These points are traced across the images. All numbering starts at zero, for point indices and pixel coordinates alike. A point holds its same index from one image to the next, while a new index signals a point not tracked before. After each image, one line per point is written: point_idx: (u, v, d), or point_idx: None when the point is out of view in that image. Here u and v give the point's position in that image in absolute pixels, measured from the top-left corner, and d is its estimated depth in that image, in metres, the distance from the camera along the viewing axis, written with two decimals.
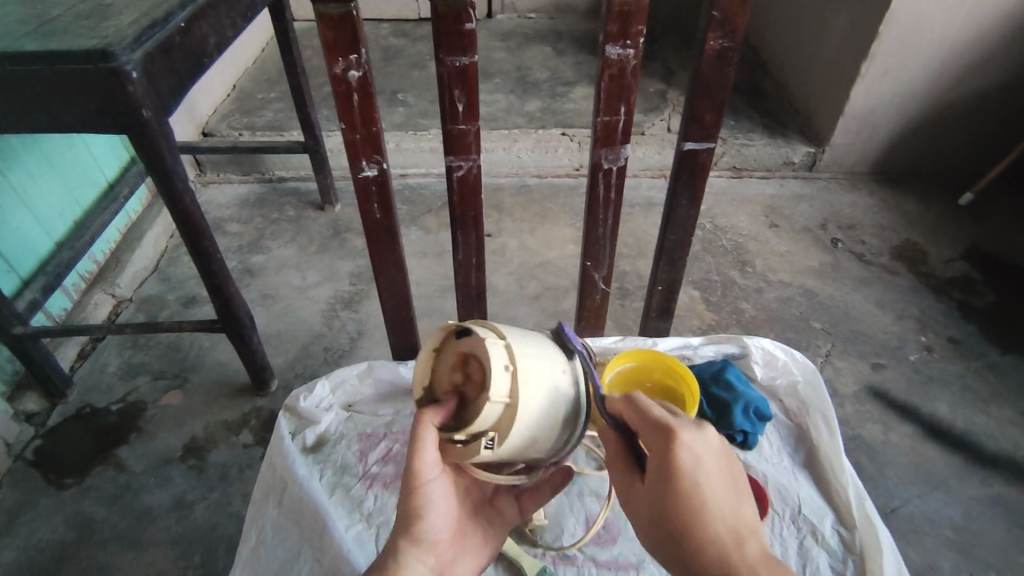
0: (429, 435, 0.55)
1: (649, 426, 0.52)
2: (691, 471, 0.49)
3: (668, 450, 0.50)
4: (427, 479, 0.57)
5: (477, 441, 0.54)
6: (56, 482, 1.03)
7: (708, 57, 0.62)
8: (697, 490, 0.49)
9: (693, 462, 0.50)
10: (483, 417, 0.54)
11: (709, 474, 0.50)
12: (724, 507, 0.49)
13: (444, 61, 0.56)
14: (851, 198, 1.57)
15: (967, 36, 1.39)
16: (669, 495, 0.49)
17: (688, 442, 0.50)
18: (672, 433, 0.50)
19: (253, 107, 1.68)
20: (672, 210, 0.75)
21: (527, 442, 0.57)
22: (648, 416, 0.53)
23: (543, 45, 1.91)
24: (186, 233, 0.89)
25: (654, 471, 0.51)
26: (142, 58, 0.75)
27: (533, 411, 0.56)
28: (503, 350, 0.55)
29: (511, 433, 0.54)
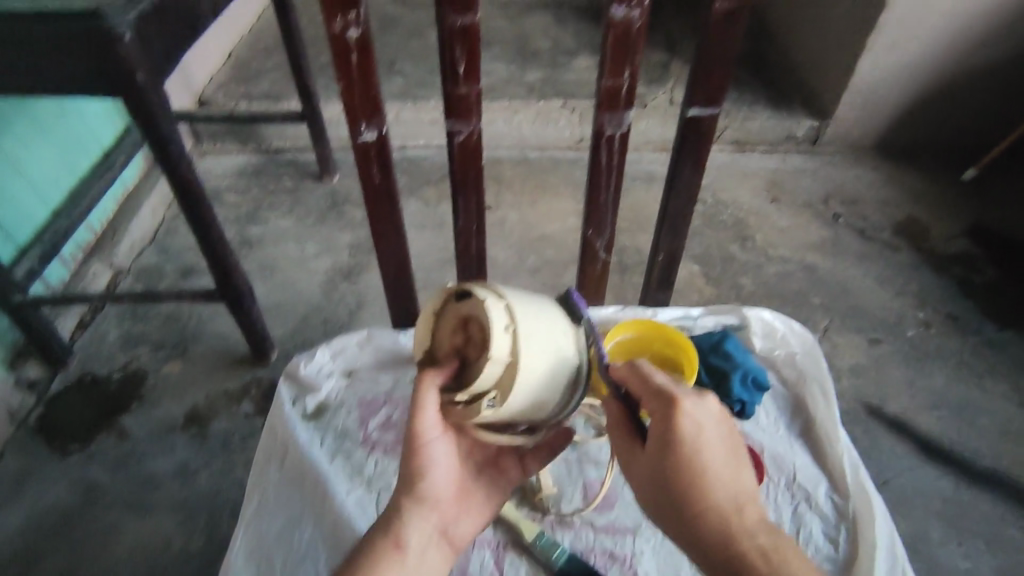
0: (430, 396, 0.57)
1: (652, 393, 0.54)
2: (696, 440, 0.51)
3: (672, 418, 0.52)
4: (427, 439, 0.59)
5: (480, 401, 0.55)
6: (60, 449, 1.04)
7: (715, 20, 0.60)
8: (701, 459, 0.51)
9: (696, 430, 0.52)
10: (485, 378, 0.54)
11: (709, 441, 0.52)
12: (724, 472, 0.52)
13: (446, 20, 0.55)
14: (853, 173, 1.56)
15: (976, 8, 1.37)
16: (673, 463, 0.51)
17: (692, 409, 0.52)
18: (676, 401, 0.52)
19: (250, 76, 1.65)
20: (676, 178, 0.74)
21: (532, 403, 0.58)
22: (654, 383, 0.54)
23: (545, 13, 1.88)
24: (184, 200, 0.88)
25: (659, 439, 0.53)
26: (136, 20, 0.73)
27: (537, 372, 0.56)
28: (504, 311, 0.55)
29: (512, 393, 0.55)
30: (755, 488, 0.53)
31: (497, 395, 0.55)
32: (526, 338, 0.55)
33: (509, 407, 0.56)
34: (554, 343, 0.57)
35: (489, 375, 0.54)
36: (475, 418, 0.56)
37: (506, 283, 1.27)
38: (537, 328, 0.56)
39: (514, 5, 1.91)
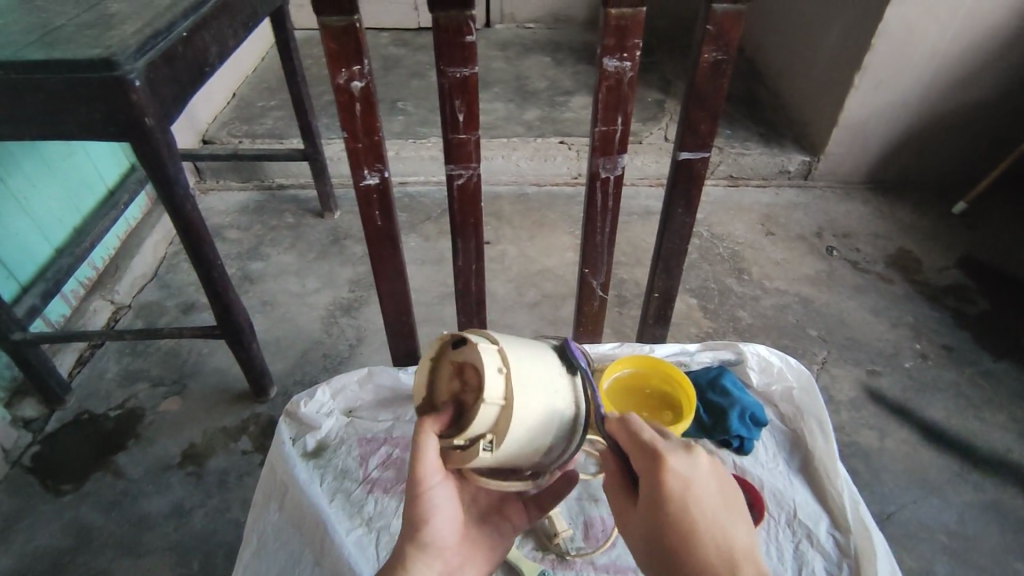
0: (430, 443, 0.55)
1: (640, 448, 0.53)
2: (682, 492, 0.50)
3: (657, 474, 0.51)
4: (430, 486, 0.57)
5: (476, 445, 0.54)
6: (54, 489, 1.03)
7: (703, 69, 0.63)
8: (688, 511, 0.50)
9: (683, 483, 0.51)
10: (481, 421, 0.53)
11: (699, 496, 0.51)
12: (713, 523, 0.50)
13: (446, 71, 0.57)
14: (845, 207, 1.59)
15: (957, 48, 1.42)
16: (660, 515, 0.50)
17: (674, 462, 0.51)
18: (661, 456, 0.51)
19: (254, 115, 1.69)
20: (669, 219, 0.76)
21: (528, 445, 0.57)
22: (637, 439, 0.54)
23: (542, 55, 1.93)
24: (187, 240, 0.89)
25: (647, 491, 0.52)
26: (145, 67, 0.76)
27: (531, 412, 0.55)
28: (497, 354, 0.55)
29: (509, 435, 0.54)
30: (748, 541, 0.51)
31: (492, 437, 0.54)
32: (518, 379, 0.55)
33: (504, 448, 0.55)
34: (547, 384, 0.57)
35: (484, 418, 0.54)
36: (472, 462, 0.55)
37: (505, 318, 1.27)
38: (530, 370, 0.56)
39: (511, 47, 1.97)
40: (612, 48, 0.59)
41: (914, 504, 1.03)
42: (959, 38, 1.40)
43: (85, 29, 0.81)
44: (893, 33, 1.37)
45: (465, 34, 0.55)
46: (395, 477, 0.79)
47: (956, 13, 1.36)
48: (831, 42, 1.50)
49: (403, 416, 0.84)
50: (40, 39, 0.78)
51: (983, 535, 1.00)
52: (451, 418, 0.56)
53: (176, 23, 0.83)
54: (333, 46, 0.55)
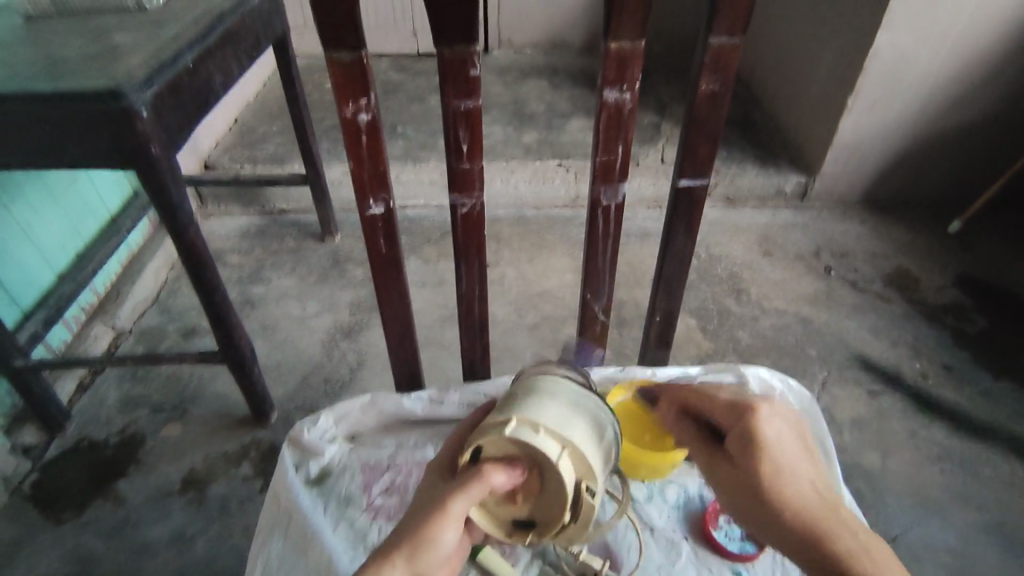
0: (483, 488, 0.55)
1: (725, 405, 0.63)
2: (777, 446, 0.58)
3: (753, 425, 0.60)
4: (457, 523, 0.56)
5: (584, 503, 0.59)
6: (53, 517, 1.02)
7: (700, 99, 0.64)
8: (766, 455, 0.58)
9: (776, 438, 0.59)
10: (569, 489, 0.57)
11: (777, 441, 0.59)
12: (783, 460, 0.58)
13: (450, 103, 0.59)
14: (842, 226, 1.60)
15: (948, 71, 1.44)
16: (757, 468, 0.58)
17: (772, 421, 0.60)
18: (756, 410, 0.60)
19: (256, 141, 1.71)
20: (669, 245, 0.77)
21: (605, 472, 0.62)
22: (725, 404, 0.63)
23: (539, 79, 1.97)
24: (190, 266, 0.90)
25: (739, 447, 0.60)
26: (151, 98, 0.77)
27: (593, 443, 0.59)
28: (529, 426, 0.57)
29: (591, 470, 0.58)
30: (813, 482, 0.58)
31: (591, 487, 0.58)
32: (563, 427, 0.58)
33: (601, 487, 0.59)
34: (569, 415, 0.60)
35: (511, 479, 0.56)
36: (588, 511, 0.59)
37: (506, 340, 1.28)
38: (554, 412, 0.59)
39: (509, 71, 2.01)
40: (612, 80, 0.60)
41: (919, 525, 1.03)
42: (948, 62, 1.43)
43: (93, 61, 0.82)
44: (884, 57, 1.40)
45: (470, 67, 0.56)
46: (400, 503, 0.78)
47: (945, 39, 1.39)
48: (824, 66, 1.53)
49: (407, 442, 0.84)
50: (49, 72, 0.79)
51: (989, 557, 0.99)
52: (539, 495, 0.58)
53: (182, 54, 0.85)
54: (340, 80, 0.56)
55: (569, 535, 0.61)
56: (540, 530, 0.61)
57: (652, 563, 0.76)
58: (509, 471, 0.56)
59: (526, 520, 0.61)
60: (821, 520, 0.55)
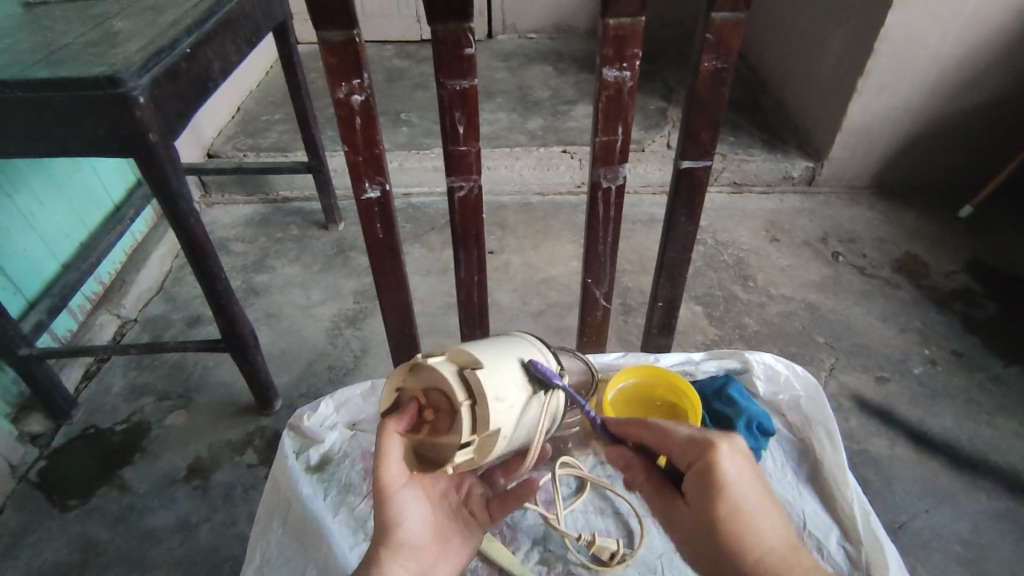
0: (391, 441, 0.57)
1: (681, 445, 0.56)
2: (737, 491, 0.52)
3: (709, 467, 0.53)
4: (394, 487, 0.59)
5: (470, 375, 0.55)
6: (60, 504, 1.03)
7: (702, 77, 0.62)
8: (726, 503, 0.52)
9: (735, 481, 0.53)
10: (449, 376, 0.55)
11: (742, 483, 0.53)
12: (753, 508, 0.52)
13: (445, 84, 0.57)
14: (851, 212, 1.58)
15: (960, 53, 1.41)
16: (714, 516, 0.53)
17: (731, 461, 0.53)
18: (710, 449, 0.54)
19: (259, 129, 1.70)
20: (671, 227, 0.75)
21: (507, 364, 0.58)
22: (678, 443, 0.56)
23: (543, 64, 1.94)
24: (191, 253, 0.89)
25: (696, 490, 0.54)
26: (149, 83, 0.77)
27: (480, 348, 0.59)
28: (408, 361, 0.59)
29: (469, 356, 0.56)
30: (787, 526, 0.53)
31: (472, 365, 0.56)
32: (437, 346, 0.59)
33: (487, 363, 0.56)
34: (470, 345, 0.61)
35: (404, 417, 0.57)
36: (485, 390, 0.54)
37: (510, 327, 1.27)
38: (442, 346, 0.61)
39: (513, 57, 1.98)
40: (611, 59, 0.59)
41: (926, 513, 1.02)
42: (961, 43, 1.40)
43: (89, 47, 0.81)
44: (894, 39, 1.37)
45: (464, 46, 0.55)
46: None
47: (958, 19, 1.36)
48: (833, 48, 1.50)
49: None
50: (45, 58, 0.79)
51: (997, 545, 0.98)
52: (446, 413, 0.56)
53: (180, 39, 0.84)
54: (332, 60, 0.55)
55: (484, 417, 0.54)
56: (467, 440, 0.54)
57: (654, 551, 0.76)
58: (405, 414, 0.57)
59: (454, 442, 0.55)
60: (783, 564, 0.51)
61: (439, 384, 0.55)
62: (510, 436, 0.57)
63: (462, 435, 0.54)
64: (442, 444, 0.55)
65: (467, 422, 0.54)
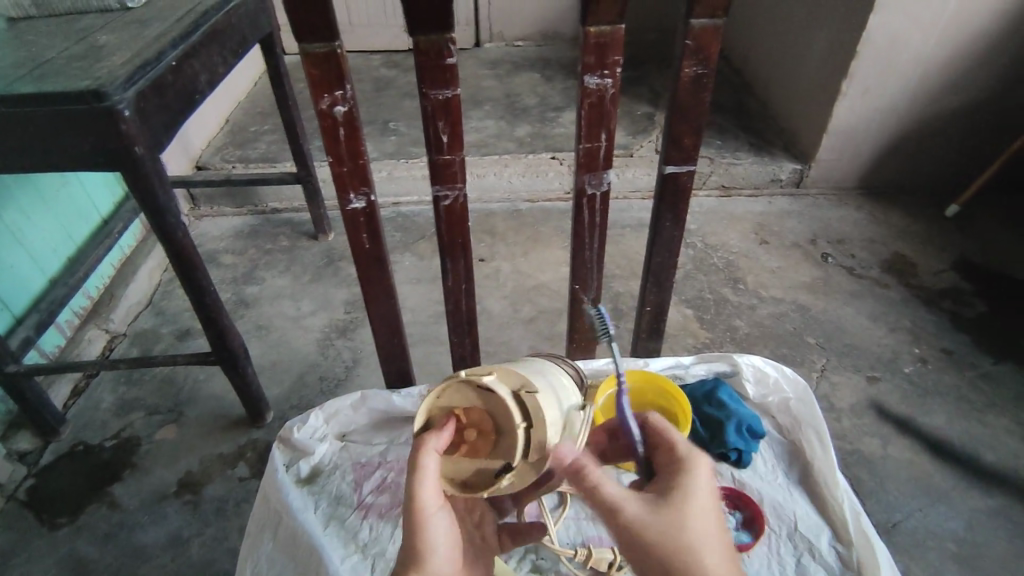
0: (431, 459, 0.54)
1: (668, 445, 0.57)
2: (693, 497, 0.52)
3: (681, 476, 0.53)
4: (429, 508, 0.55)
5: (528, 399, 0.56)
6: (49, 523, 1.02)
7: (684, 84, 0.63)
8: (685, 503, 0.51)
9: (699, 494, 0.52)
10: (507, 399, 0.55)
11: (701, 496, 0.52)
12: (696, 519, 0.51)
13: (428, 94, 0.58)
14: (839, 213, 1.59)
15: (942, 54, 1.43)
16: (656, 511, 0.51)
17: (700, 482, 0.53)
18: (692, 455, 0.54)
19: (247, 140, 1.70)
20: (658, 232, 0.76)
21: (552, 390, 0.60)
22: (670, 444, 0.57)
23: (531, 71, 1.95)
24: (179, 266, 0.89)
25: (658, 489, 0.53)
26: (134, 96, 0.76)
27: (526, 372, 0.60)
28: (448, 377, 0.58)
29: (520, 378, 0.57)
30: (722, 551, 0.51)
31: (528, 389, 0.57)
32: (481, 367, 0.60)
33: (539, 387, 0.58)
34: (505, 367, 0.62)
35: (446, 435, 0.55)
36: (543, 414, 0.55)
37: (502, 334, 1.27)
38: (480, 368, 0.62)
39: (501, 64, 1.99)
40: (593, 67, 0.59)
41: (920, 511, 1.02)
42: (942, 45, 1.41)
43: (73, 61, 0.81)
44: (877, 41, 1.38)
45: (447, 57, 0.56)
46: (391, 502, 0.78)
47: (939, 21, 1.37)
48: (817, 52, 1.52)
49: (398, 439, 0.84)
50: (29, 73, 0.78)
51: (990, 542, 0.98)
52: (497, 435, 0.56)
53: (165, 52, 0.84)
54: (315, 72, 0.55)
55: (541, 442, 0.55)
56: (518, 462, 0.55)
57: None
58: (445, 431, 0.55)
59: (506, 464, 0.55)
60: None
61: (494, 408, 0.55)
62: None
63: (518, 459, 0.54)
64: (488, 466, 0.55)
65: (523, 445, 0.55)
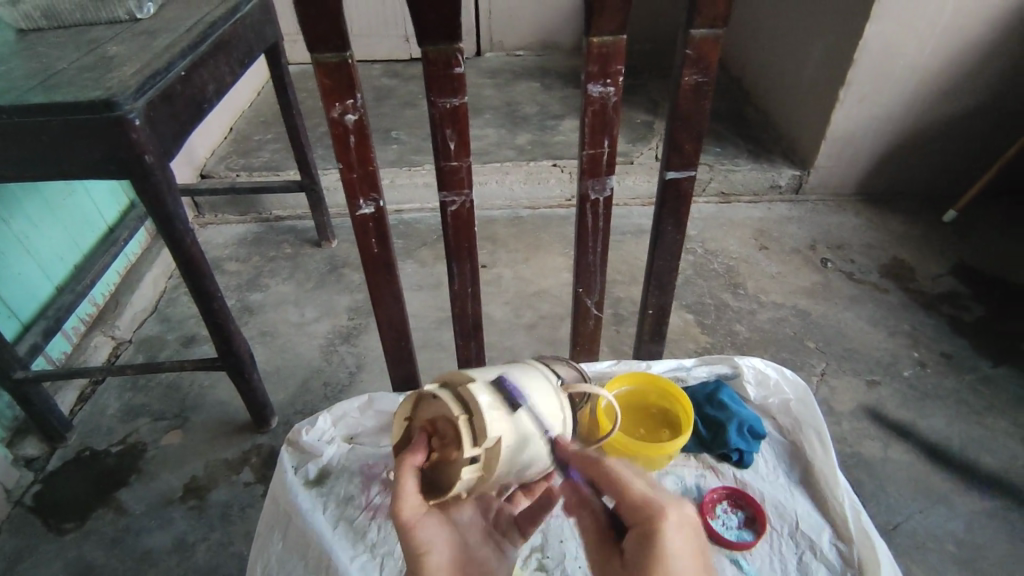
0: (406, 475, 0.56)
1: (629, 501, 0.54)
2: (666, 551, 0.50)
3: (653, 533, 0.51)
4: (417, 516, 0.56)
5: (465, 389, 0.57)
6: (55, 528, 1.02)
7: (685, 92, 0.64)
8: (662, 555, 0.50)
9: (668, 538, 0.51)
10: (445, 396, 0.57)
11: (671, 546, 0.50)
12: (673, 567, 0.49)
13: (436, 102, 0.59)
14: (837, 218, 1.61)
15: (937, 62, 1.45)
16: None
17: (678, 533, 0.51)
18: (656, 511, 0.52)
19: (251, 149, 1.72)
20: (660, 236, 0.77)
21: (503, 378, 0.60)
22: (626, 491, 0.54)
23: (531, 80, 1.98)
24: (186, 273, 0.90)
25: (633, 549, 0.52)
26: (144, 106, 0.78)
27: (480, 368, 0.62)
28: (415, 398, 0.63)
29: (462, 374, 0.59)
30: None
31: (467, 380, 0.58)
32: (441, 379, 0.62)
33: (481, 377, 0.59)
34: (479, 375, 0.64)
35: (415, 447, 0.57)
36: (477, 398, 0.56)
37: (504, 340, 1.28)
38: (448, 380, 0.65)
39: (501, 73, 2.02)
40: (597, 75, 0.61)
41: (921, 514, 1.03)
42: (937, 53, 1.44)
43: (85, 72, 0.83)
44: (874, 49, 1.40)
45: (454, 66, 0.57)
46: None
47: (934, 29, 1.39)
48: (814, 59, 1.54)
49: None
50: (42, 83, 0.80)
51: (991, 543, 0.99)
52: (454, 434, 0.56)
53: (173, 63, 0.86)
54: (327, 81, 0.57)
55: (483, 425, 0.55)
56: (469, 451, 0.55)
57: None
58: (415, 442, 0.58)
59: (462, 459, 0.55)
60: None
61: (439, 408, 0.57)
62: (513, 445, 0.57)
63: (466, 447, 0.54)
64: (453, 465, 0.55)
65: (469, 433, 0.55)
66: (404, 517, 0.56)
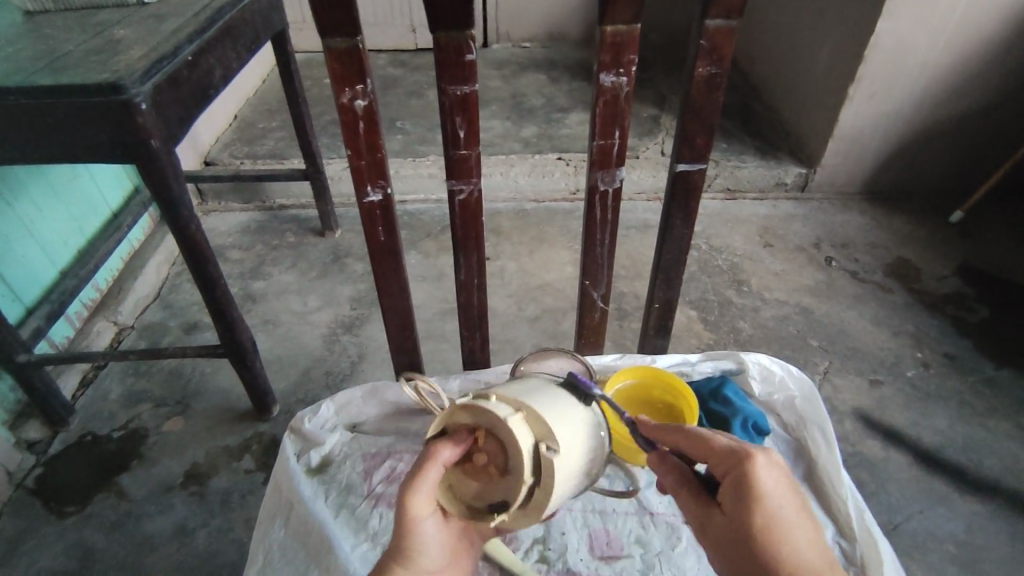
0: (431, 473, 0.53)
1: (719, 454, 0.54)
2: (769, 494, 0.50)
3: (746, 477, 0.51)
4: (418, 517, 0.55)
5: (543, 459, 0.52)
6: (56, 511, 1.02)
7: (697, 84, 0.64)
8: (763, 497, 0.50)
9: (770, 485, 0.51)
10: (525, 450, 0.51)
11: (775, 493, 0.51)
12: (778, 507, 0.50)
13: (447, 90, 0.59)
14: (842, 217, 1.60)
15: (948, 61, 1.44)
16: (750, 525, 0.50)
17: (771, 473, 0.51)
18: (750, 456, 0.52)
19: (255, 136, 1.71)
20: (667, 231, 0.77)
21: (575, 449, 0.55)
22: (710, 447, 0.54)
23: (537, 72, 1.97)
24: (191, 259, 0.90)
25: (730, 501, 0.52)
26: (151, 90, 0.77)
27: (558, 413, 0.55)
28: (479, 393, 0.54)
29: (549, 430, 0.53)
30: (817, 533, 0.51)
31: (549, 445, 0.52)
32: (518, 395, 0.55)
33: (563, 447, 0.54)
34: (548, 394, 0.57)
35: (458, 449, 0.52)
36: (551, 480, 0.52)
37: (506, 333, 1.28)
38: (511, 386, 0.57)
39: (508, 65, 2.01)
40: (608, 65, 0.61)
41: (921, 513, 1.03)
42: (947, 52, 1.43)
43: (92, 54, 0.82)
44: (885, 47, 1.39)
45: (466, 53, 0.57)
46: None
47: (945, 27, 1.38)
48: (824, 56, 1.53)
49: (407, 430, 0.84)
50: (48, 66, 0.79)
51: (990, 545, 0.99)
52: (505, 481, 0.52)
53: (181, 46, 0.85)
54: (337, 67, 0.56)
55: (539, 503, 0.52)
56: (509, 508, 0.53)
57: (653, 549, 0.76)
58: (460, 446, 0.53)
59: (493, 500, 0.53)
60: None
61: (502, 434, 0.51)
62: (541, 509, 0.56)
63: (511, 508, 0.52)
64: (479, 498, 0.53)
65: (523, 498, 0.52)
66: (410, 512, 0.55)
